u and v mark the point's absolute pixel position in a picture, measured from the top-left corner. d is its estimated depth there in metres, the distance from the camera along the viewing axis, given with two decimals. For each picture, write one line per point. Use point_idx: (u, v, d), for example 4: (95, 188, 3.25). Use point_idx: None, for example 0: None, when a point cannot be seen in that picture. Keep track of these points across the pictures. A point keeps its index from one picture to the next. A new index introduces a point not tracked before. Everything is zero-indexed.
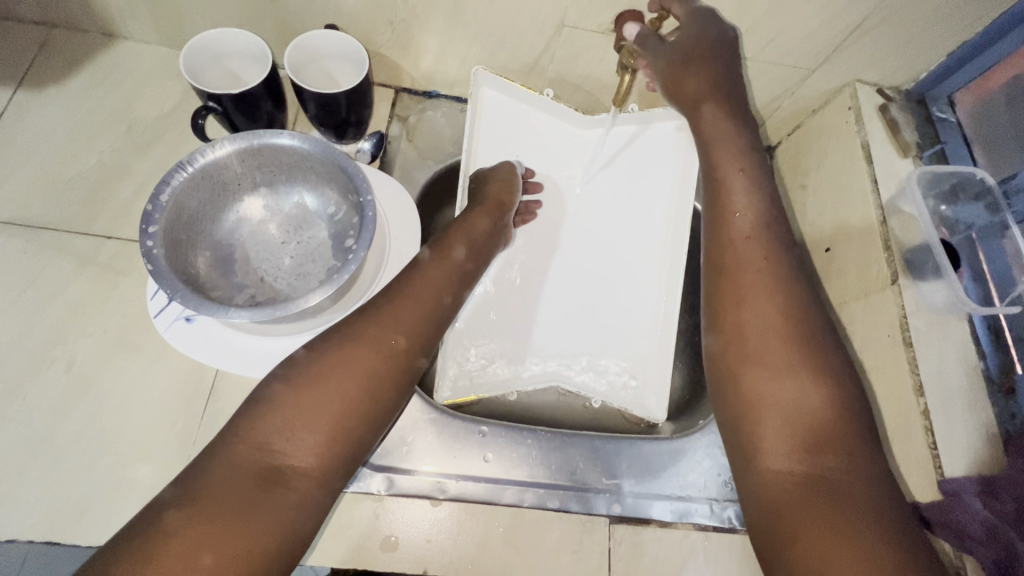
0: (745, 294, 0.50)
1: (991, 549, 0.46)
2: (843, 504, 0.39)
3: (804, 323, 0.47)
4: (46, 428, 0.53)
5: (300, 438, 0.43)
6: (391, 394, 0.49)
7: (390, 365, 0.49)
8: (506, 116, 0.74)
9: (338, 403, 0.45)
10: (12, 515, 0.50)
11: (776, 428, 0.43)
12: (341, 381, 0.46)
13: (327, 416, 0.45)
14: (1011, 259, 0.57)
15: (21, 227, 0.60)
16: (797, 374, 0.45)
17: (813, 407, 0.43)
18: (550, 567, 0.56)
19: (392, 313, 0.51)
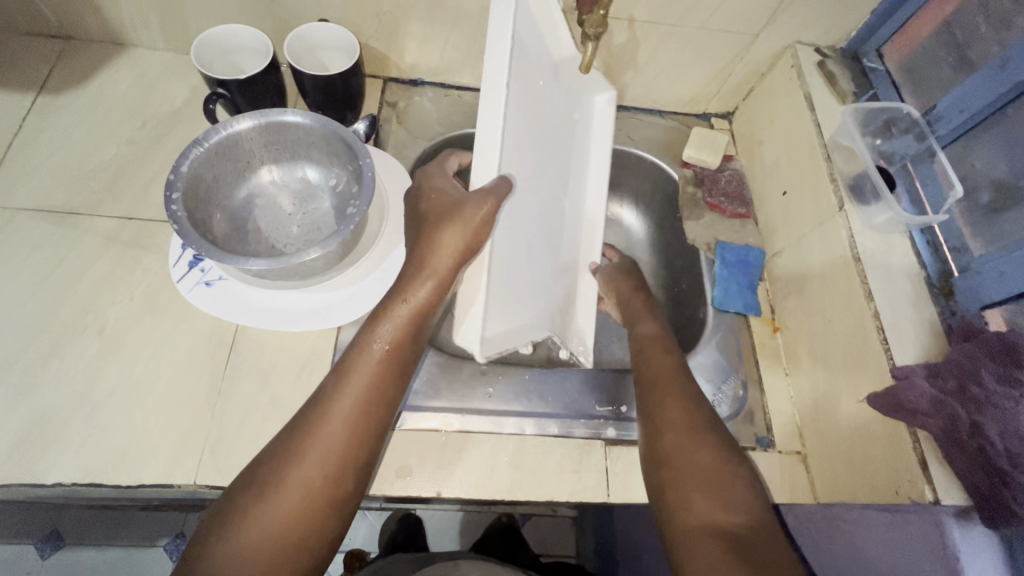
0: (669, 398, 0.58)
1: (939, 419, 0.52)
2: (725, 508, 0.50)
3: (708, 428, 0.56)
4: (82, 387, 0.57)
5: (256, 555, 0.44)
6: (342, 499, 0.48)
7: (335, 477, 0.47)
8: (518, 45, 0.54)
9: (286, 522, 0.45)
10: (58, 462, 0.54)
11: (686, 453, 0.54)
12: (273, 517, 0.45)
13: (281, 530, 0.45)
14: (939, 178, 0.64)
15: (49, 213, 0.66)
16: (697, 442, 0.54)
17: (727, 488, 0.51)
18: (554, 486, 0.61)
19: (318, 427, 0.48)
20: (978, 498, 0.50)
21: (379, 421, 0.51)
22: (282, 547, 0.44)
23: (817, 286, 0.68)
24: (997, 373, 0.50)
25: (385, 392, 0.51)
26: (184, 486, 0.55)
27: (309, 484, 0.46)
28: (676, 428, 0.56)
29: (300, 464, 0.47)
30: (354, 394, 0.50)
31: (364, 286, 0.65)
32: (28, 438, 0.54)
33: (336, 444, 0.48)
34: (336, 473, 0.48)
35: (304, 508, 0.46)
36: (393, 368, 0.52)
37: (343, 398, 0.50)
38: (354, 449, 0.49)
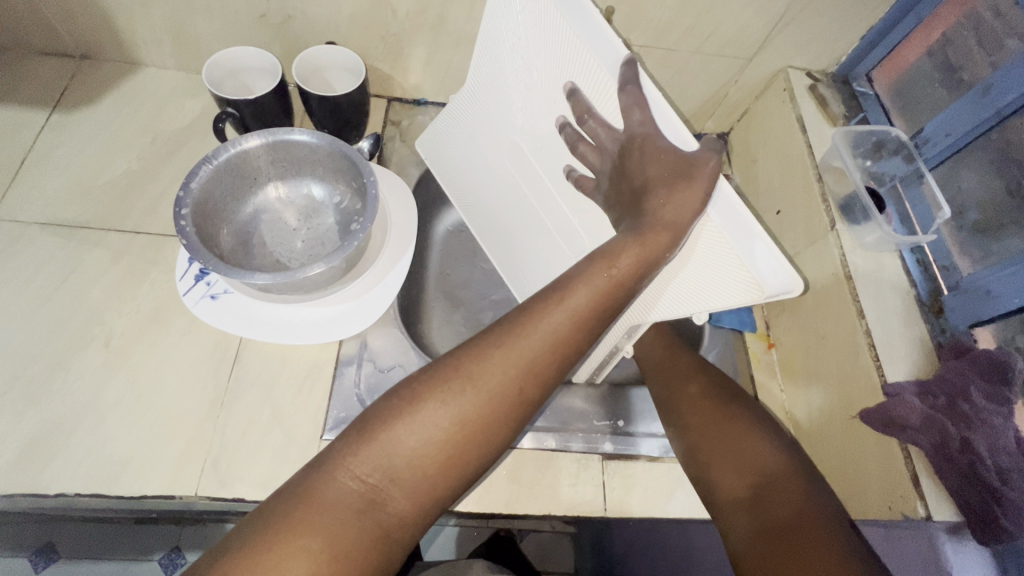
0: (681, 378, 0.65)
1: (931, 434, 0.53)
2: (749, 466, 0.54)
3: (722, 398, 0.61)
4: (90, 396, 0.59)
5: (415, 464, 0.41)
6: (509, 431, 0.45)
7: (513, 404, 0.44)
8: (546, 66, 0.54)
9: (454, 439, 0.42)
10: (63, 470, 0.55)
11: (705, 426, 0.59)
12: (439, 425, 0.42)
13: (447, 446, 0.42)
14: (929, 200, 0.66)
15: (61, 226, 0.68)
16: (719, 413, 0.60)
17: (750, 447, 0.56)
18: (551, 499, 0.62)
19: (501, 351, 0.44)
20: (969, 514, 0.51)
21: (568, 359, 0.46)
22: (440, 459, 0.42)
23: (811, 305, 0.69)
24: (984, 391, 0.52)
25: (589, 331, 0.46)
26: (184, 497, 0.56)
27: (486, 402, 0.43)
28: (690, 404, 0.62)
29: (483, 376, 0.43)
30: (550, 318, 0.45)
31: (367, 300, 0.67)
32: (34, 448, 0.55)
33: (518, 372, 0.44)
34: (510, 400, 0.44)
35: (475, 429, 0.43)
36: (613, 307, 0.47)
37: (536, 319, 0.45)
38: (537, 381, 0.45)
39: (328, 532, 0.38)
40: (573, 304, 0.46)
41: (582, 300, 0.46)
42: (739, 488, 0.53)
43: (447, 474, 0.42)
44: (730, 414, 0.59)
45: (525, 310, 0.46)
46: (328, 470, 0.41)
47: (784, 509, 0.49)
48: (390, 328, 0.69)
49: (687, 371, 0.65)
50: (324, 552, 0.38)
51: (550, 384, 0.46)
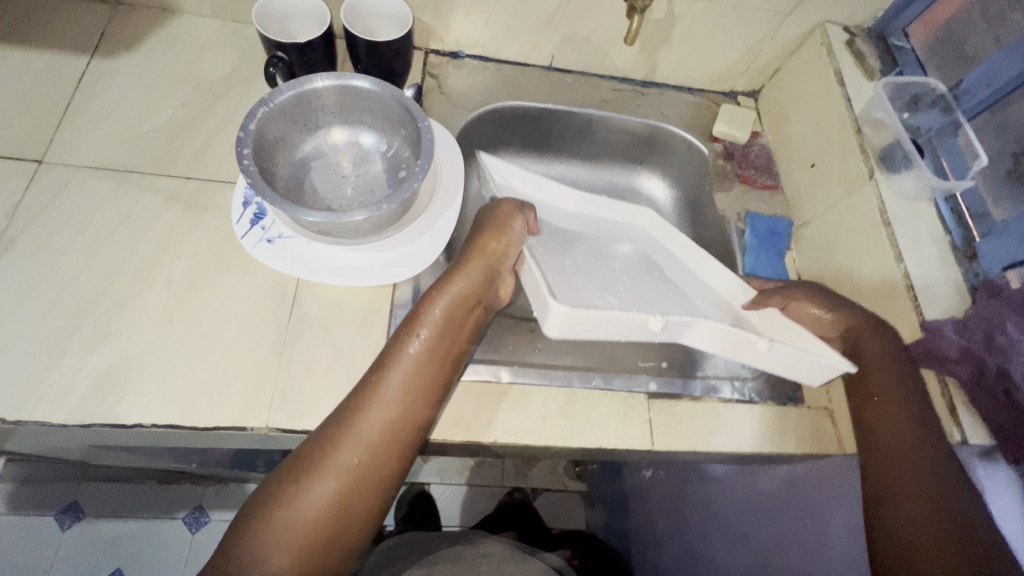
0: (881, 422, 0.58)
1: (968, 365, 0.56)
2: (965, 542, 0.49)
3: (941, 459, 0.54)
4: (156, 335, 0.60)
5: (319, 514, 0.51)
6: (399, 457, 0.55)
7: (396, 432, 0.55)
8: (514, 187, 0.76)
9: (350, 478, 0.52)
10: (137, 404, 0.56)
11: (910, 487, 0.53)
12: (343, 465, 0.52)
13: (344, 482, 0.52)
14: (964, 151, 0.68)
15: (112, 171, 0.68)
16: (925, 473, 0.53)
17: (958, 520, 0.50)
18: (602, 433, 0.65)
19: (371, 394, 0.55)
20: (1001, 437, 0.55)
21: (433, 385, 0.58)
22: (329, 516, 0.51)
23: (846, 253, 0.72)
24: (1020, 324, 0.55)
25: (444, 361, 0.59)
26: (255, 430, 0.58)
27: (371, 437, 0.54)
28: (895, 461, 0.55)
29: (349, 442, 0.53)
30: (406, 357, 0.58)
31: (419, 246, 0.68)
32: (107, 382, 0.57)
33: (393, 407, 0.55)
34: (392, 429, 0.55)
35: (366, 461, 0.53)
36: (454, 341, 0.61)
37: (397, 363, 0.57)
38: (395, 427, 0.55)
39: None
40: (425, 346, 0.59)
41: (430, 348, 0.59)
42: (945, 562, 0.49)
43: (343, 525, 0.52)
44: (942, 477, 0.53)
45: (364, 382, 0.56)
46: (234, 554, 0.49)
47: None
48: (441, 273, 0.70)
49: (899, 414, 0.57)
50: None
51: (426, 415, 0.57)
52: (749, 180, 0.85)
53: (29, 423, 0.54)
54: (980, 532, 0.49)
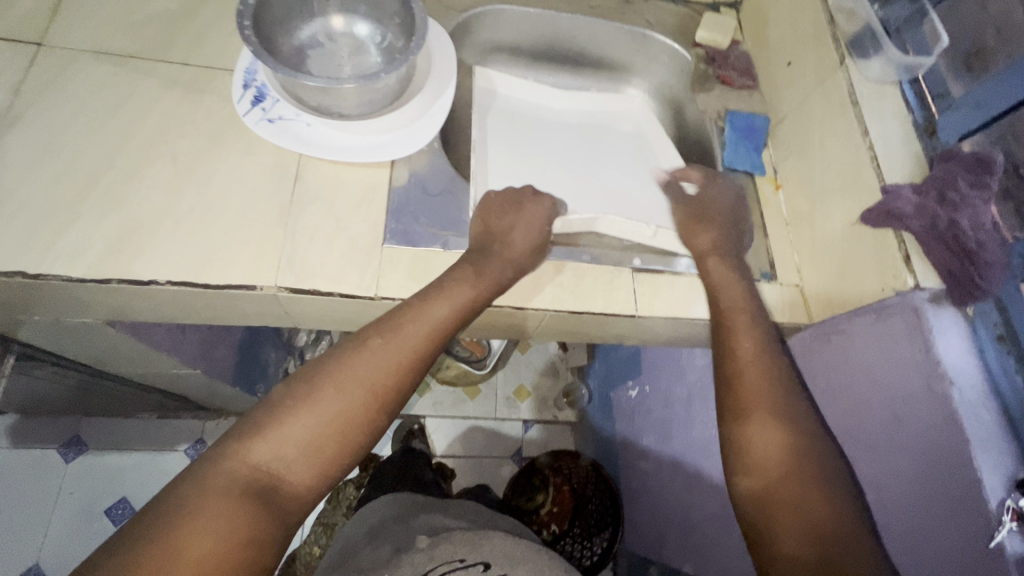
0: (745, 358, 0.61)
1: (923, 219, 0.62)
2: (809, 464, 0.54)
3: (781, 393, 0.58)
4: (164, 204, 0.62)
5: (305, 452, 0.49)
6: (396, 409, 0.55)
7: (402, 383, 0.55)
8: (505, 106, 0.89)
9: (350, 420, 0.51)
10: (151, 264, 0.59)
11: (763, 421, 0.56)
12: (346, 404, 0.51)
13: (345, 422, 0.51)
14: (927, 36, 0.71)
15: (111, 56, 0.69)
16: (772, 410, 0.57)
17: (801, 445, 0.55)
18: (590, 300, 0.69)
19: (388, 340, 0.56)
20: (950, 282, 0.61)
21: (439, 347, 0.58)
22: (332, 446, 0.50)
23: (818, 139, 0.77)
24: (971, 181, 0.60)
25: (456, 327, 0.60)
26: (265, 289, 0.61)
27: (380, 382, 0.54)
28: (750, 399, 0.58)
29: (360, 376, 0.53)
30: (426, 314, 0.58)
31: (413, 129, 0.70)
32: (120, 244, 0.59)
33: (405, 358, 0.55)
34: (402, 379, 0.55)
35: (371, 406, 0.53)
36: (468, 312, 0.61)
37: (413, 315, 0.58)
38: (409, 378, 0.55)
39: (221, 519, 0.44)
40: (442, 305, 0.59)
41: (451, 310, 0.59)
42: (800, 482, 0.52)
43: (343, 459, 0.51)
44: (791, 413, 0.57)
45: (387, 332, 0.56)
46: (229, 458, 0.47)
47: (831, 519, 0.50)
48: (435, 158, 0.74)
49: (751, 356, 0.61)
50: (231, 524, 0.44)
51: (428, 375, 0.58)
52: (729, 81, 0.89)
53: (49, 277, 0.57)
54: (823, 456, 0.55)
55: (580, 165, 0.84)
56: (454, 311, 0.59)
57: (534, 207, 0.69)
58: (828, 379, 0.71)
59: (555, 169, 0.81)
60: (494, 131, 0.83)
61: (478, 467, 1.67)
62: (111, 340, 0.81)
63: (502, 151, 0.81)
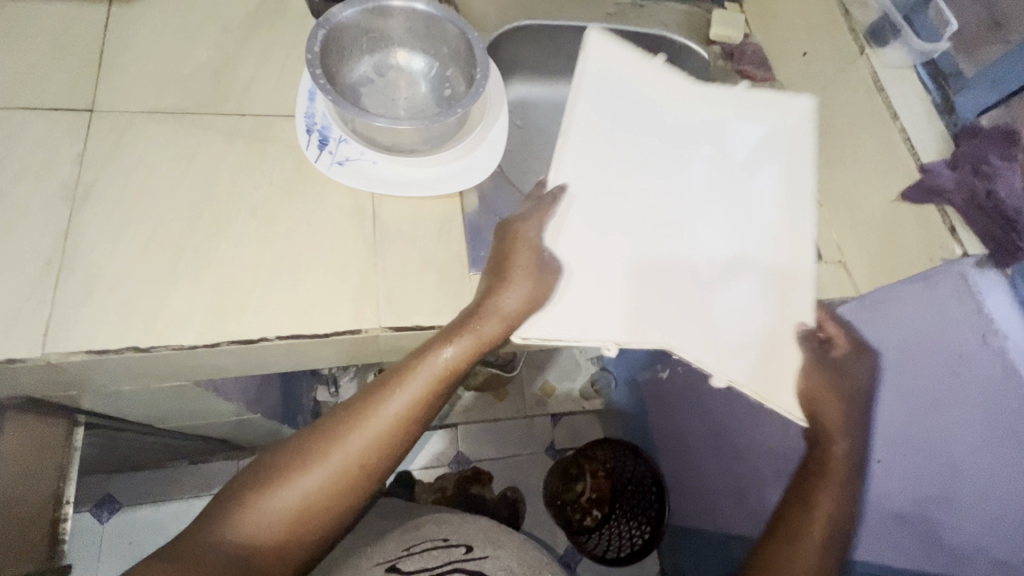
0: (805, 539, 0.64)
1: (962, 193, 0.68)
2: None
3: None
4: (255, 260, 0.63)
5: (274, 526, 0.55)
6: (367, 483, 0.59)
7: (370, 461, 0.58)
8: (606, 89, 0.69)
9: (316, 498, 0.56)
10: (257, 321, 0.60)
11: None
12: (317, 481, 0.56)
13: (314, 499, 0.56)
14: (936, 20, 0.77)
15: (167, 115, 0.68)
16: None
17: None
18: None
19: (361, 420, 0.58)
20: (994, 245, 0.66)
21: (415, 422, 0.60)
22: (301, 521, 0.56)
23: (844, 125, 0.83)
24: (1001, 155, 0.67)
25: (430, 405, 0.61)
26: (370, 331, 0.63)
27: (348, 462, 0.57)
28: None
29: (309, 475, 0.56)
30: (397, 392, 0.59)
31: (477, 157, 0.72)
32: (222, 306, 0.60)
33: (375, 437, 0.58)
34: (371, 457, 0.58)
35: (339, 483, 0.57)
36: (443, 387, 0.61)
37: (388, 390, 0.59)
38: (374, 457, 0.58)
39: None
40: (414, 382, 0.59)
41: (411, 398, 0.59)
42: None
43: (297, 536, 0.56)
44: None
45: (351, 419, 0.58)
46: (216, 522, 0.55)
47: None
48: (499, 181, 0.76)
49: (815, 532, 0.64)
50: None
51: (401, 448, 0.60)
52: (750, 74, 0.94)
53: (161, 348, 0.57)
54: None
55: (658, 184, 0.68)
56: (428, 382, 0.60)
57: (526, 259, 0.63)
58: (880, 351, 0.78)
59: (637, 184, 0.68)
60: (580, 119, 0.67)
61: (515, 466, 1.72)
62: (188, 398, 0.81)
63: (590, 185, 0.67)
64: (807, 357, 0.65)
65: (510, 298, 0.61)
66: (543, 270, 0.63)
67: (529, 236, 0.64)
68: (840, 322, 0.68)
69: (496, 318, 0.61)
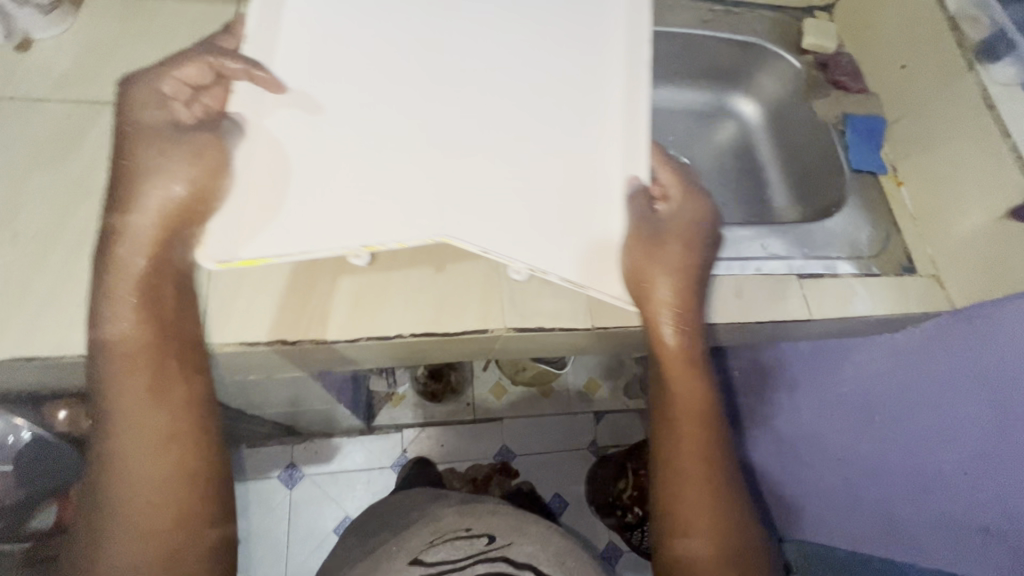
0: (690, 466, 0.66)
1: None
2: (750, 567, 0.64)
3: (721, 485, 0.66)
4: (385, 259, 0.65)
5: (148, 523, 0.53)
6: (196, 458, 0.56)
7: (173, 443, 0.55)
8: None
9: (156, 492, 0.54)
10: (392, 318, 0.63)
11: (689, 499, 0.65)
12: (147, 476, 0.54)
13: (157, 495, 0.54)
14: None
15: None
16: (698, 505, 0.65)
17: (721, 536, 0.65)
18: (771, 309, 0.76)
19: (119, 400, 0.54)
20: None
21: (176, 400, 0.55)
22: (162, 521, 0.54)
23: (946, 141, 0.83)
24: None
25: (159, 387, 0.55)
26: (495, 331, 0.65)
27: (144, 463, 0.54)
28: (685, 489, 0.66)
29: (133, 477, 0.53)
30: (122, 394, 0.54)
31: None
32: (358, 303, 0.63)
33: (155, 431, 0.54)
34: (162, 444, 0.54)
35: (168, 472, 0.54)
36: (140, 372, 0.54)
37: (107, 382, 0.54)
38: (162, 442, 0.54)
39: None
40: (133, 374, 0.54)
41: (139, 416, 0.54)
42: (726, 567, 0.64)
43: (182, 560, 0.54)
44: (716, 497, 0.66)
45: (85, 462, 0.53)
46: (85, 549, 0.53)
47: None
48: None
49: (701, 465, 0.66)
50: None
51: (196, 423, 0.57)
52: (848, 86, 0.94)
53: (306, 341, 0.61)
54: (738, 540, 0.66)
55: (458, 118, 0.58)
56: (128, 361, 0.54)
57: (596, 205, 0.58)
58: (929, 363, 0.82)
59: (341, 117, 0.57)
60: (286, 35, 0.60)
61: (558, 462, 1.72)
62: (284, 381, 0.82)
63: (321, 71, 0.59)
64: (629, 232, 0.60)
65: (179, 187, 0.55)
66: (201, 140, 0.56)
67: (187, 78, 0.59)
68: (673, 171, 0.67)
69: (167, 211, 0.55)
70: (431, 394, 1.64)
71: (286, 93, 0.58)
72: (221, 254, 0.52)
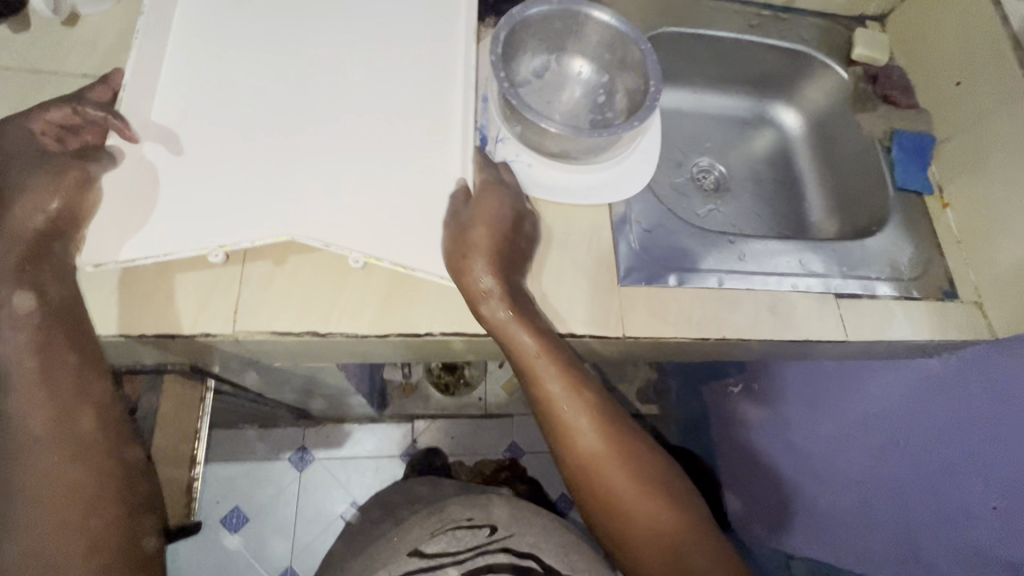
0: (599, 459, 0.60)
1: None
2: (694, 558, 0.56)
3: (638, 465, 0.60)
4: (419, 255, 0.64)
5: (49, 498, 0.49)
6: (95, 428, 0.53)
7: (70, 416, 0.52)
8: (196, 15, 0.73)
9: (56, 470, 0.50)
10: (425, 315, 0.63)
11: (622, 499, 0.59)
12: (42, 453, 0.50)
13: (60, 471, 0.50)
14: None
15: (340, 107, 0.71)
16: (626, 503, 0.59)
17: (662, 525, 0.58)
18: (807, 327, 0.74)
19: (5, 379, 0.50)
20: None
21: (68, 368, 0.53)
22: (66, 497, 0.49)
23: (998, 163, 0.80)
24: None
25: (56, 360, 0.52)
26: None
27: (43, 438, 0.50)
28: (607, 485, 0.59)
29: (28, 458, 0.49)
30: (16, 369, 0.50)
31: (630, 169, 0.75)
32: (391, 297, 0.63)
33: (51, 404, 0.51)
34: (56, 418, 0.51)
35: (67, 447, 0.51)
36: (36, 347, 0.51)
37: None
38: (62, 416, 0.51)
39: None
40: (17, 346, 0.51)
41: (33, 413, 0.50)
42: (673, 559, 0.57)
43: (95, 537, 0.49)
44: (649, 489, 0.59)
45: None
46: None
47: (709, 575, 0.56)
48: (646, 194, 0.77)
49: (613, 452, 0.60)
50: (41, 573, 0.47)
51: (92, 396, 0.53)
52: (897, 101, 0.91)
53: (337, 334, 0.61)
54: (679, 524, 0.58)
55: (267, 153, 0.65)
56: (29, 334, 0.51)
57: (452, 199, 0.64)
58: (968, 397, 0.79)
59: (206, 149, 0.65)
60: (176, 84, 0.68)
61: None
62: (305, 367, 0.82)
63: (185, 105, 0.67)
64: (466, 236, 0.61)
65: (53, 203, 0.55)
66: (71, 165, 0.57)
67: (54, 120, 0.59)
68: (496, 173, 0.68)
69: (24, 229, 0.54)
70: (443, 387, 1.62)
71: (153, 123, 0.65)
72: (100, 255, 0.58)
